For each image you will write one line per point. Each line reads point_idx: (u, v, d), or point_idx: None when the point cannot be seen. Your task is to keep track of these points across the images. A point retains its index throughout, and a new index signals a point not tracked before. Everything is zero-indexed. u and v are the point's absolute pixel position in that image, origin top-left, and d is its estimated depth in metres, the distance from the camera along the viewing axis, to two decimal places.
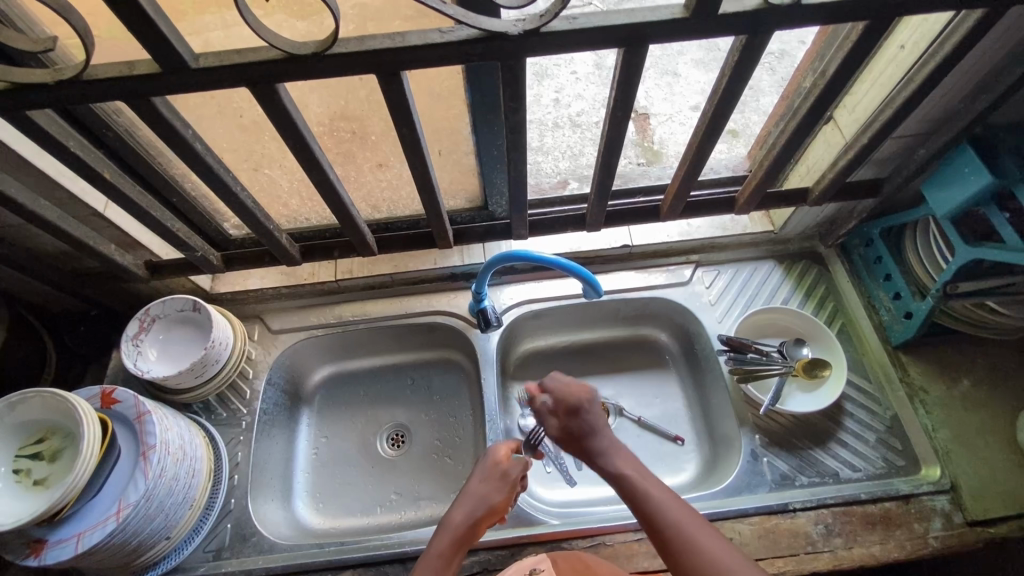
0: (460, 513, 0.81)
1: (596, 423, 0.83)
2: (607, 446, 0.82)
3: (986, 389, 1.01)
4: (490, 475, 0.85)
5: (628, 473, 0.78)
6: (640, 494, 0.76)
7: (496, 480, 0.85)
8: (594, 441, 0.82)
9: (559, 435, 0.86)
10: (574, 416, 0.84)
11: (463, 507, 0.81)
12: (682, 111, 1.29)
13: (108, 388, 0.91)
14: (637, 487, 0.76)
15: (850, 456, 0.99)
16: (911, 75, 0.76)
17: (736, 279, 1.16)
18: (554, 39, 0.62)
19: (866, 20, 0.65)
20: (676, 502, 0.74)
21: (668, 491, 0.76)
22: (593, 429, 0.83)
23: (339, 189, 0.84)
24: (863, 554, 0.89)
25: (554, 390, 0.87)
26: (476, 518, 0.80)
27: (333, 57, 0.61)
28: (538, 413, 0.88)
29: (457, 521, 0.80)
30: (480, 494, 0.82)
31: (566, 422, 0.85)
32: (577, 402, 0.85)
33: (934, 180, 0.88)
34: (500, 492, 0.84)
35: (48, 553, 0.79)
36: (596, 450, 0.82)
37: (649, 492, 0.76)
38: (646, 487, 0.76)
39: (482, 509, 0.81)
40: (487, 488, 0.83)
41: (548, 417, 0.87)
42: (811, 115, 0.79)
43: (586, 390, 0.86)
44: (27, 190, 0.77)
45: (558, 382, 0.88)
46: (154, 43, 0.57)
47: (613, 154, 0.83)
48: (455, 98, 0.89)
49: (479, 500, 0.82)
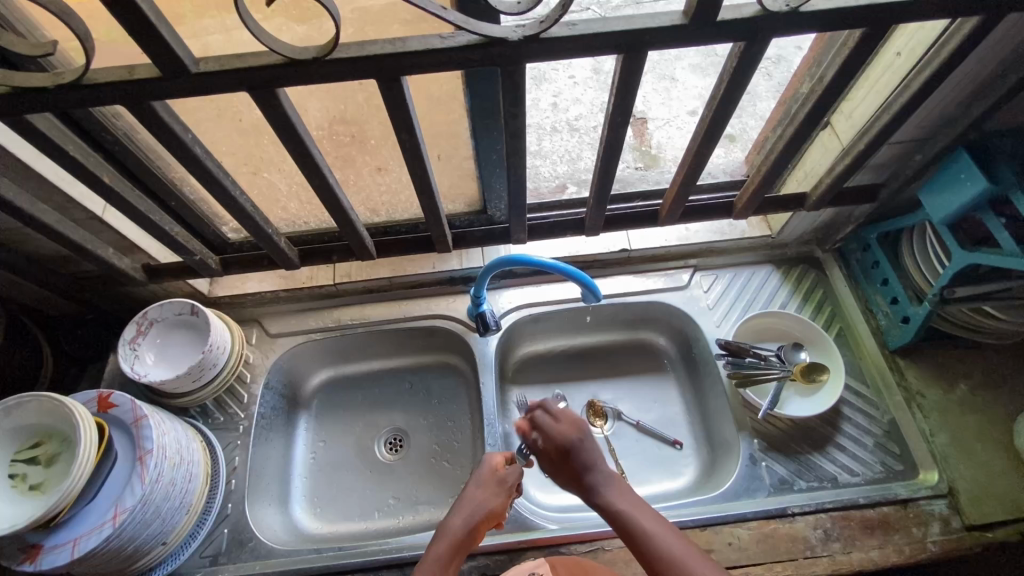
0: (458, 518, 0.80)
1: (592, 456, 0.83)
2: (602, 480, 0.81)
3: (983, 393, 1.01)
4: (488, 483, 0.85)
5: (622, 506, 0.77)
6: (634, 527, 0.75)
7: (493, 487, 0.85)
8: (587, 475, 0.81)
9: (554, 470, 0.86)
10: (569, 452, 0.83)
11: (461, 512, 0.81)
12: (680, 116, 1.29)
13: (105, 392, 0.91)
14: (630, 520, 0.76)
15: (848, 461, 0.99)
16: (907, 82, 0.77)
17: (734, 284, 1.16)
18: (553, 45, 0.62)
19: (863, 27, 0.65)
20: (671, 534, 0.74)
21: (664, 523, 0.75)
22: (588, 462, 0.82)
23: (338, 192, 0.84)
24: (862, 559, 0.89)
25: (543, 429, 0.87)
26: (474, 523, 0.80)
27: (333, 62, 0.61)
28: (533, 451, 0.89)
29: (456, 526, 0.79)
30: (478, 499, 0.83)
31: (557, 459, 0.85)
32: (566, 440, 0.84)
33: (930, 185, 0.89)
34: (498, 497, 0.84)
35: (44, 558, 0.79)
36: (589, 484, 0.81)
37: (644, 525, 0.75)
38: (642, 520, 0.75)
39: (480, 514, 0.81)
40: (484, 496, 0.83)
41: (542, 455, 0.88)
42: (808, 120, 0.79)
43: (576, 427, 0.85)
44: (25, 193, 0.77)
45: (547, 421, 0.87)
46: (155, 47, 0.57)
47: (611, 159, 0.84)
48: (454, 103, 0.89)
49: (477, 505, 0.82)
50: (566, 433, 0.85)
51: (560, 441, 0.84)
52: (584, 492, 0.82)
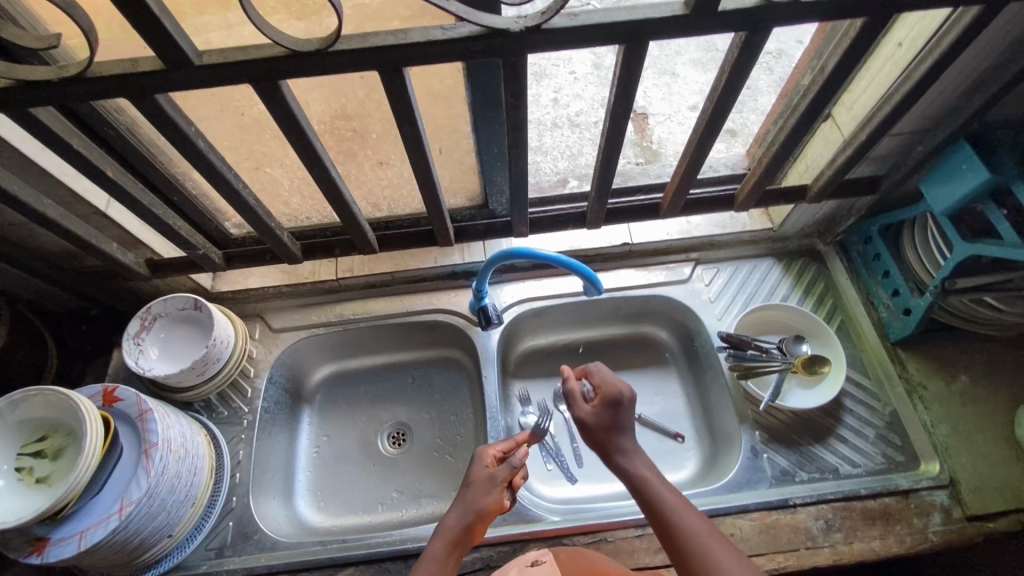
0: (453, 516, 0.80)
1: (628, 421, 0.83)
2: (632, 447, 0.81)
3: (983, 384, 1.02)
4: (477, 480, 0.83)
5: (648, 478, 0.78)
6: (656, 500, 0.76)
7: (484, 483, 0.82)
8: (620, 434, 0.82)
9: (587, 419, 0.83)
10: (614, 408, 0.83)
11: (456, 509, 0.81)
12: (680, 111, 1.30)
13: (110, 386, 0.91)
14: (655, 493, 0.76)
15: (850, 452, 0.99)
16: (909, 72, 0.77)
17: (735, 277, 1.17)
18: (554, 36, 0.62)
19: (865, 17, 0.65)
20: (689, 511, 0.74)
21: (684, 498, 0.76)
22: (624, 426, 0.82)
23: (341, 186, 0.84)
24: (862, 549, 0.90)
25: (600, 379, 0.86)
26: (469, 521, 0.79)
27: (336, 54, 0.62)
28: (570, 397, 0.86)
29: (451, 524, 0.79)
30: (470, 498, 0.81)
31: (597, 409, 0.83)
32: (618, 392, 0.83)
33: (932, 177, 0.89)
34: (490, 494, 0.81)
35: (50, 550, 0.79)
36: (624, 447, 0.81)
37: (668, 505, 0.75)
38: (660, 491, 0.76)
39: (472, 512, 0.79)
40: (481, 490, 0.82)
41: (580, 402, 0.85)
42: (809, 112, 0.79)
43: (628, 387, 0.85)
44: (29, 188, 0.77)
45: (601, 373, 0.87)
46: (159, 40, 0.57)
47: (612, 153, 0.84)
48: (455, 96, 0.89)
49: (469, 503, 0.81)
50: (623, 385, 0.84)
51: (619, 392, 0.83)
52: (610, 450, 0.81)
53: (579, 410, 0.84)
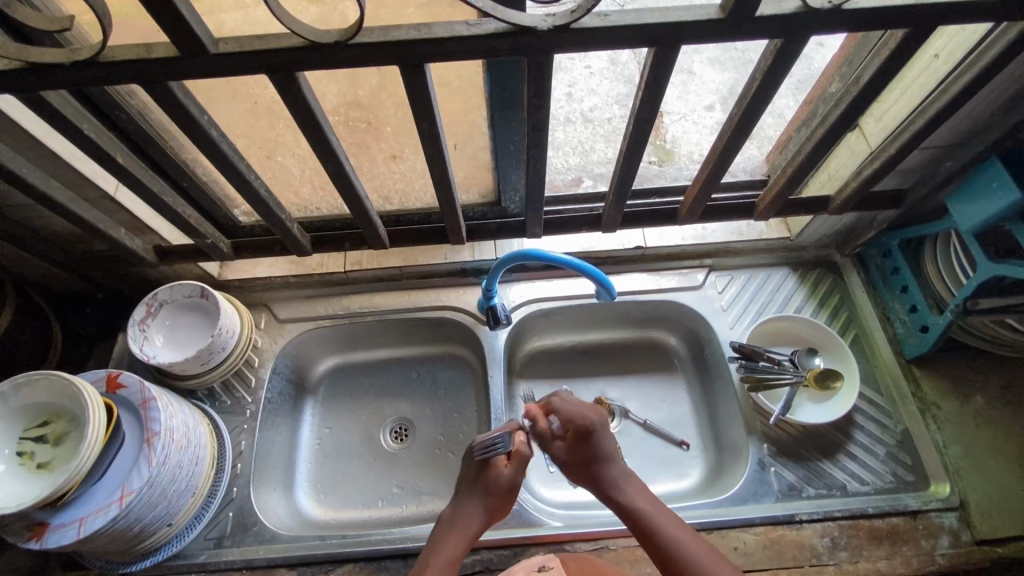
0: (473, 522, 0.86)
1: (608, 449, 0.90)
2: (619, 477, 0.88)
3: (998, 407, 1.00)
4: (495, 483, 0.88)
5: (642, 507, 0.84)
6: (653, 530, 0.81)
7: (500, 483, 0.88)
8: (603, 467, 0.89)
9: (568, 458, 0.92)
10: (586, 441, 0.90)
11: (477, 512, 0.86)
12: (696, 111, 1.27)
13: (114, 371, 0.90)
14: (649, 523, 0.82)
15: (859, 469, 0.98)
16: (945, 86, 0.74)
17: (750, 285, 1.15)
18: (584, 36, 0.60)
19: (906, 29, 0.63)
20: (683, 537, 0.80)
21: (675, 520, 0.83)
22: (605, 455, 0.90)
23: (355, 180, 0.83)
24: (868, 569, 0.89)
25: (563, 410, 0.94)
26: (485, 518, 0.87)
27: (356, 46, 0.60)
28: (545, 436, 0.94)
29: (471, 527, 0.85)
30: (489, 501, 0.87)
31: (573, 444, 0.91)
32: (586, 424, 0.91)
33: (961, 193, 0.86)
34: (503, 493, 0.88)
35: (49, 536, 0.79)
36: (608, 478, 0.88)
37: (658, 525, 0.81)
38: (656, 519, 0.82)
39: (490, 514, 0.87)
40: (495, 487, 0.88)
41: (554, 441, 0.93)
42: (837, 124, 0.77)
43: (594, 413, 0.93)
44: (38, 171, 0.76)
45: (565, 404, 0.94)
46: (175, 26, 0.56)
47: (633, 157, 0.82)
48: (472, 90, 0.87)
49: (488, 504, 0.87)
50: (587, 410, 0.93)
51: (576, 418, 0.92)
52: (601, 490, 0.88)
53: (555, 448, 0.93)
